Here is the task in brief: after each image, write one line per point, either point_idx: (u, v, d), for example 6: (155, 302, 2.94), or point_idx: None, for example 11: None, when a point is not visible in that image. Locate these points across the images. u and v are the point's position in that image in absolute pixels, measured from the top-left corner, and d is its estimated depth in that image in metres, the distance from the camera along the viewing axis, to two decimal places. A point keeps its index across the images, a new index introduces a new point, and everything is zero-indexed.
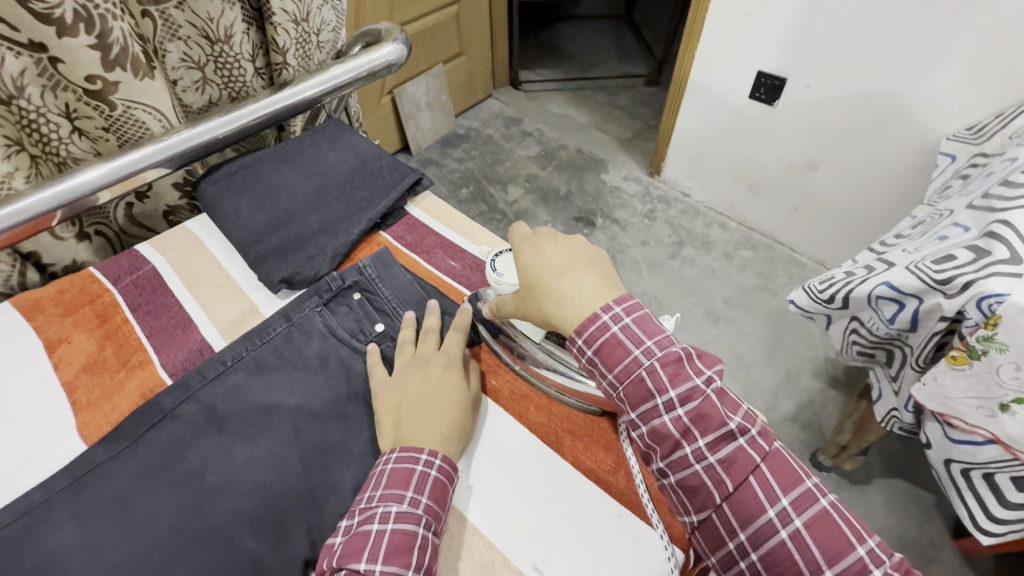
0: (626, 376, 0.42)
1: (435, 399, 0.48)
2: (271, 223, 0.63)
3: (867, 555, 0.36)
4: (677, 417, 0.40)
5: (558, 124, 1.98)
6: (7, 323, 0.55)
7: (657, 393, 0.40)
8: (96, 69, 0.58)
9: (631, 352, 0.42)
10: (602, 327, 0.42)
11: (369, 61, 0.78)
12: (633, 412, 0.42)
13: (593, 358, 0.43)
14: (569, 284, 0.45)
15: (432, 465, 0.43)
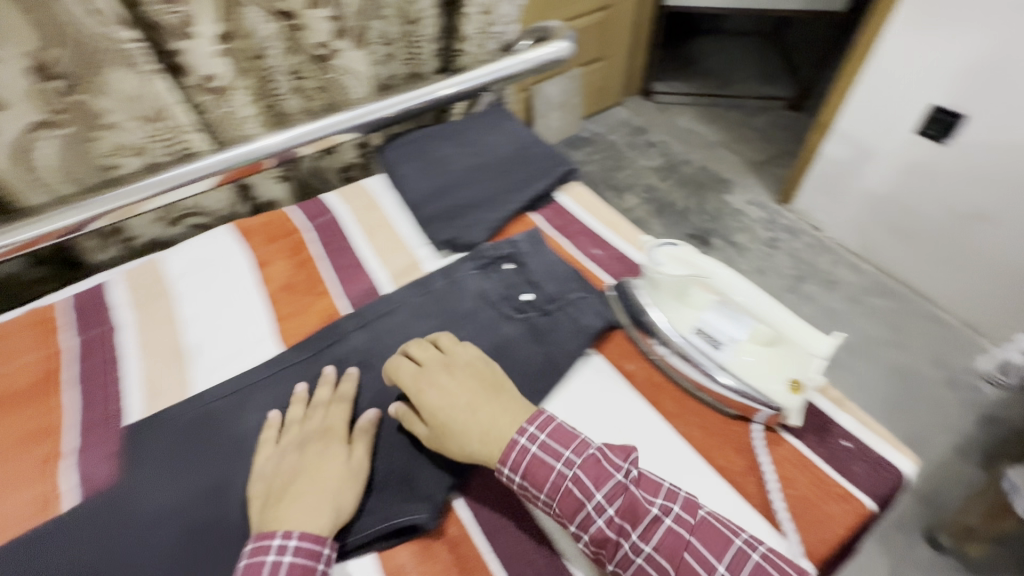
0: (556, 493, 0.41)
1: (317, 475, 0.44)
2: (439, 190, 0.69)
3: None
4: (609, 518, 0.40)
5: (685, 139, 1.94)
6: (227, 242, 0.69)
7: (586, 498, 0.41)
8: (327, 38, 0.70)
9: (553, 466, 0.42)
10: (521, 451, 0.42)
11: (542, 55, 0.85)
12: (571, 523, 0.41)
13: (522, 483, 0.42)
14: (485, 417, 0.45)
15: (286, 550, 0.40)
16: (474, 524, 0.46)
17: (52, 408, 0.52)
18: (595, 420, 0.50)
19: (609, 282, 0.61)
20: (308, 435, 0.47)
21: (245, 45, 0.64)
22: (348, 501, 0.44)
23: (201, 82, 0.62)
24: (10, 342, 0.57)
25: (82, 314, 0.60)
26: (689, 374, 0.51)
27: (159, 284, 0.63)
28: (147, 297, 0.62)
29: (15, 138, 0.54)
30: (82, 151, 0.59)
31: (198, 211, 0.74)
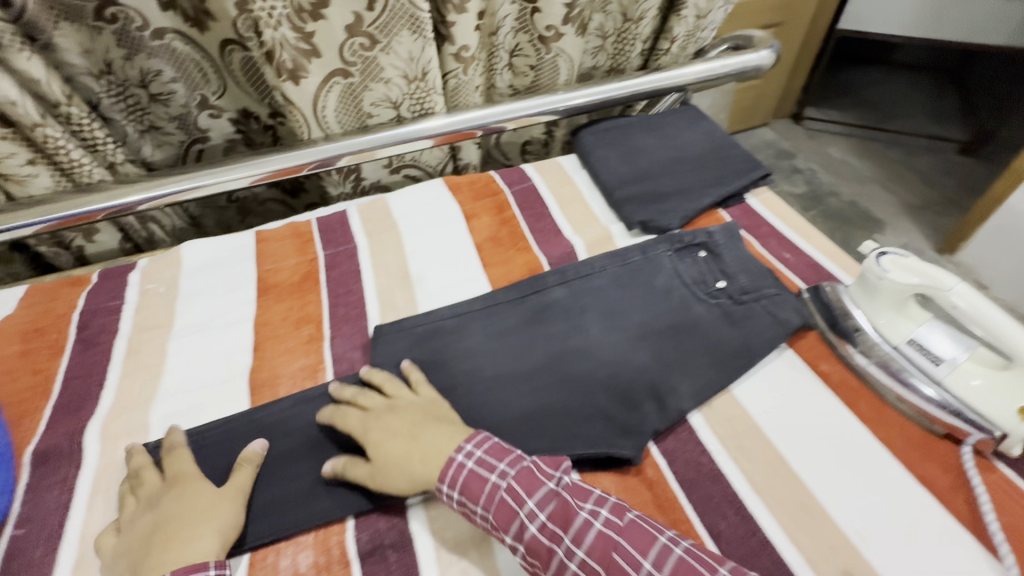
0: (491, 503, 0.42)
1: (180, 509, 0.43)
2: (634, 174, 0.74)
3: None
4: (542, 524, 0.41)
5: (834, 169, 1.79)
6: (439, 192, 0.78)
7: (519, 506, 0.41)
8: (558, 22, 0.74)
9: (487, 479, 0.43)
10: (457, 467, 0.44)
11: (743, 61, 0.89)
12: (507, 535, 0.41)
13: (461, 498, 0.43)
14: (427, 440, 0.46)
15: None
16: (672, 472, 0.48)
17: (311, 301, 0.63)
18: (789, 406, 0.52)
19: (802, 286, 0.62)
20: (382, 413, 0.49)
21: (488, 24, 0.74)
22: (234, 518, 0.44)
23: (455, 50, 0.71)
24: (278, 245, 0.71)
25: (328, 231, 0.72)
26: (892, 385, 0.51)
27: (387, 219, 0.74)
28: (377, 228, 0.73)
29: (318, 79, 0.67)
30: (355, 97, 0.71)
31: (414, 164, 0.85)
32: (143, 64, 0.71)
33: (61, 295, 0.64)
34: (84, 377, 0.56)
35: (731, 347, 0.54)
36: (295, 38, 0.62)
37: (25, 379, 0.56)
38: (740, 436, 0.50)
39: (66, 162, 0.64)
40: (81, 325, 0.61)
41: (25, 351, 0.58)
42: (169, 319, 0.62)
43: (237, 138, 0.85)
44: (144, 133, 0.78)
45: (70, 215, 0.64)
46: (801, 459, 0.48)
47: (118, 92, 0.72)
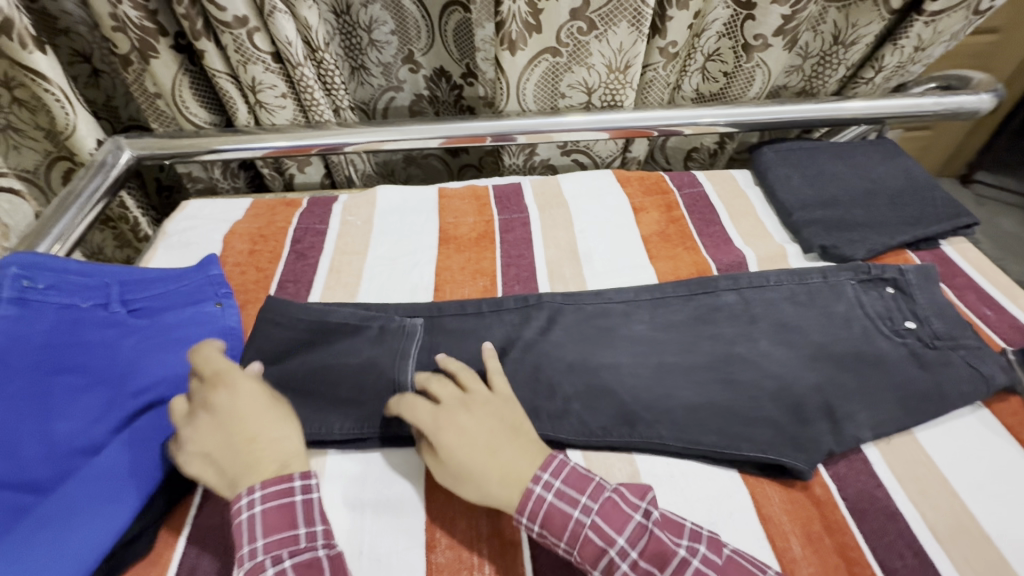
0: (575, 539, 0.40)
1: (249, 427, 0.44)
2: (820, 199, 0.72)
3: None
4: (634, 562, 0.39)
5: (1004, 242, 1.55)
6: (609, 181, 0.80)
7: (608, 544, 0.39)
8: (769, 32, 0.75)
9: (570, 514, 0.41)
10: (538, 500, 0.41)
11: (959, 102, 0.82)
12: (594, 572, 0.40)
13: (541, 532, 0.41)
14: (507, 459, 0.43)
15: (255, 504, 0.40)
16: (842, 497, 0.47)
17: (487, 258, 0.69)
18: (985, 466, 0.48)
19: (1005, 346, 0.58)
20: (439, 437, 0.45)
21: (696, 25, 0.77)
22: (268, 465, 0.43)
23: (663, 44, 0.75)
24: (458, 203, 0.76)
25: (503, 199, 0.77)
26: None
27: (558, 197, 0.78)
28: (548, 204, 0.77)
29: (529, 54, 0.74)
30: (556, 77, 0.78)
31: (585, 151, 0.90)
32: (374, 13, 0.80)
33: (279, 212, 0.74)
34: (295, 282, 0.65)
35: (921, 390, 0.51)
36: (526, 12, 0.69)
37: (251, 274, 0.66)
38: (923, 480, 0.47)
39: (308, 100, 0.74)
40: (295, 239, 0.70)
41: (252, 251, 0.68)
42: (364, 248, 0.70)
43: (424, 95, 0.93)
44: (352, 72, 0.88)
45: (295, 145, 0.73)
46: (996, 521, 0.44)
47: (343, 32, 0.83)
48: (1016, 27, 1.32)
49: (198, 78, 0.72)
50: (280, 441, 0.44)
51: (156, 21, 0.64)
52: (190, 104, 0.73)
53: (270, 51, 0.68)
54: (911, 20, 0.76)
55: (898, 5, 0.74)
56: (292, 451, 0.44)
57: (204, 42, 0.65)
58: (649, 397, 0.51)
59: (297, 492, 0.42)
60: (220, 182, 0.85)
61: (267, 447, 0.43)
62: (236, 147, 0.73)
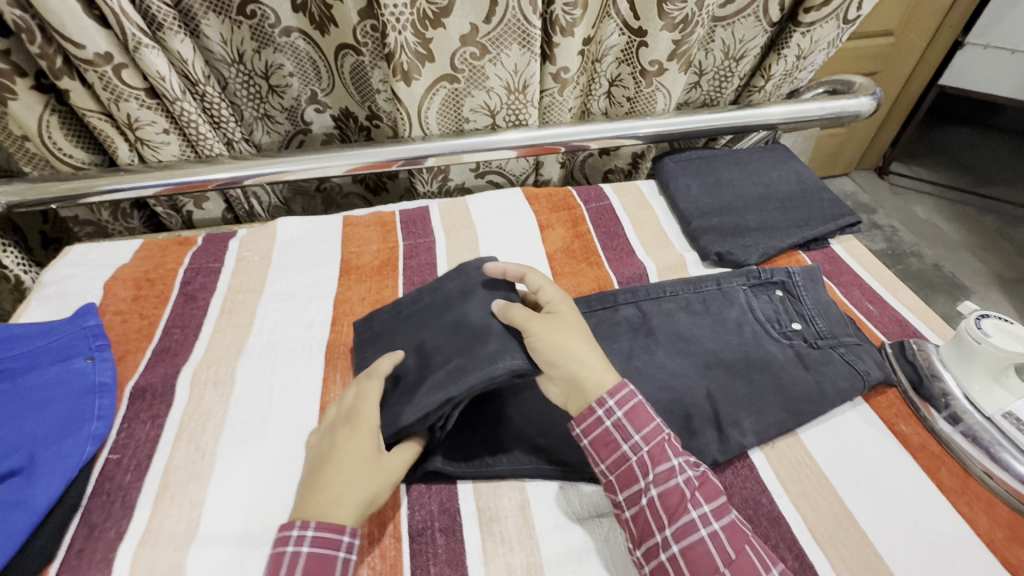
0: (650, 438, 0.43)
1: (343, 467, 0.43)
2: (716, 207, 0.74)
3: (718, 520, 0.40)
4: (688, 482, 0.42)
5: (918, 229, 1.64)
6: (517, 199, 0.80)
7: (674, 456, 0.43)
8: (663, 57, 0.76)
9: (653, 416, 0.45)
10: (631, 392, 0.45)
11: (841, 106, 0.86)
12: (647, 474, 0.42)
13: (620, 420, 0.44)
14: (331, 479, 0.43)
15: (304, 540, 0.39)
16: (729, 505, 0.47)
17: (389, 286, 0.67)
18: (863, 461, 0.50)
19: (884, 340, 0.60)
20: (337, 420, 0.47)
21: (594, 51, 0.79)
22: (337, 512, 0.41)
23: (555, 70, 0.75)
24: (363, 231, 0.75)
25: (409, 224, 0.76)
26: (978, 457, 0.49)
27: (465, 218, 0.77)
28: (454, 226, 0.76)
29: (426, 83, 0.73)
30: (457, 102, 0.77)
31: (498, 172, 0.90)
32: (269, 58, 0.76)
33: (170, 252, 0.71)
34: (182, 327, 0.62)
35: (804, 390, 0.53)
36: (415, 43, 0.68)
37: (134, 321, 0.62)
38: (805, 482, 0.48)
39: (194, 134, 0.71)
40: (185, 281, 0.67)
41: (135, 296, 0.65)
42: (260, 286, 0.67)
43: (334, 134, 0.89)
44: (257, 120, 0.83)
45: (184, 182, 0.70)
46: (870, 515, 0.46)
47: (244, 81, 0.77)
48: (908, 29, 1.41)
49: (68, 117, 0.68)
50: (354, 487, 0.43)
51: (11, 61, 0.60)
52: (63, 145, 0.69)
53: (143, 86, 0.65)
54: (789, 31, 0.79)
55: (776, 17, 0.77)
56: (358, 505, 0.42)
57: (67, 81, 0.62)
58: (544, 419, 0.51)
59: (342, 547, 0.40)
60: (111, 223, 0.81)
61: (341, 485, 0.42)
62: (119, 187, 0.69)
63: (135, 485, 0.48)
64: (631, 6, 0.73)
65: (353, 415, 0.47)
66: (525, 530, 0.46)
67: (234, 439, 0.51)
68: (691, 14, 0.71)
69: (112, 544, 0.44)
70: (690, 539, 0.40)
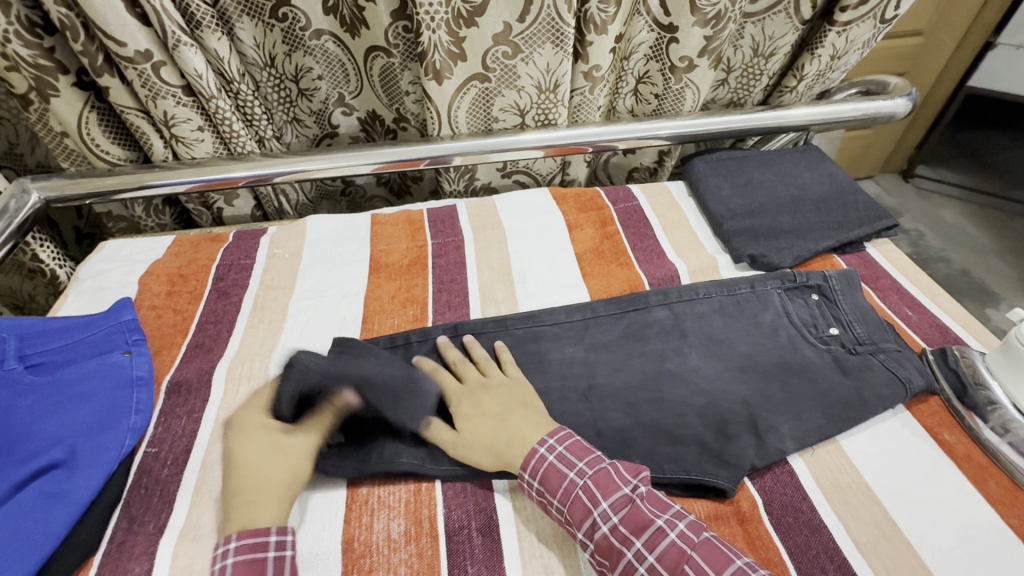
0: (565, 498, 0.43)
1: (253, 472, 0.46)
2: (748, 208, 0.73)
3: (648, 548, 0.40)
4: (613, 528, 0.41)
5: (945, 233, 1.61)
6: (545, 199, 0.80)
7: (592, 506, 0.42)
8: (693, 53, 0.76)
9: (566, 474, 0.44)
10: (539, 458, 0.45)
11: (877, 107, 0.84)
12: (577, 530, 0.42)
13: (538, 489, 0.44)
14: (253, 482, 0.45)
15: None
16: (769, 512, 0.46)
17: (419, 284, 0.68)
18: (907, 471, 0.48)
19: (925, 346, 0.59)
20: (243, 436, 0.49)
21: (623, 48, 0.79)
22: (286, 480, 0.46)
23: (587, 69, 0.75)
24: (391, 229, 0.75)
25: (437, 222, 0.76)
26: None
27: (493, 218, 0.77)
28: (482, 225, 0.76)
29: (457, 82, 0.73)
30: (487, 101, 0.77)
31: (525, 171, 0.90)
32: (299, 61, 0.76)
33: (202, 248, 0.72)
34: (216, 323, 0.62)
35: (844, 397, 0.52)
36: (448, 42, 0.67)
37: (168, 317, 0.63)
38: (846, 490, 0.47)
39: (227, 131, 0.72)
40: (217, 277, 0.68)
41: (169, 292, 0.65)
42: (291, 283, 0.67)
43: (360, 136, 0.89)
44: (287, 123, 0.83)
45: (214, 179, 0.70)
46: (916, 525, 0.45)
47: (275, 85, 0.78)
48: (938, 29, 1.38)
49: (106, 114, 0.69)
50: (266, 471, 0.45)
51: (54, 58, 0.61)
52: (100, 141, 0.70)
53: (180, 84, 0.65)
54: (824, 30, 0.78)
55: (809, 14, 0.76)
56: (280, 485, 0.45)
57: (106, 78, 0.63)
58: (578, 421, 0.51)
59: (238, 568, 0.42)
60: (143, 219, 0.82)
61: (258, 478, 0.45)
62: (155, 184, 0.70)
63: (173, 479, 0.48)
64: (662, 3, 0.72)
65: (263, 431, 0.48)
66: (562, 532, 0.45)
67: None
68: (723, 10, 0.70)
69: (153, 537, 0.45)
70: None
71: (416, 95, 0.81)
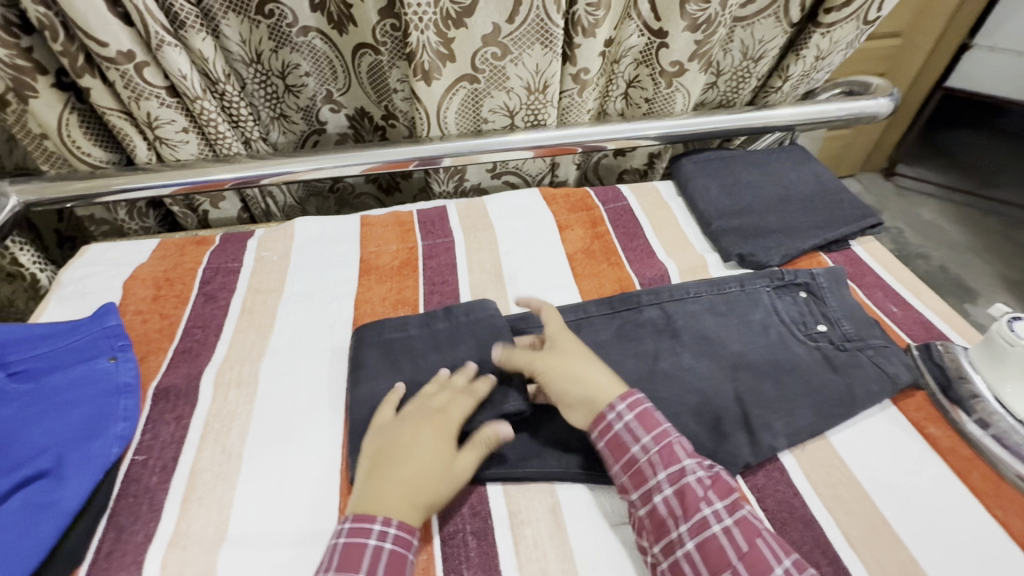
0: (662, 441, 0.45)
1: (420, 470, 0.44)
2: (736, 208, 0.73)
3: (727, 508, 0.42)
4: (699, 480, 0.43)
5: (925, 230, 1.64)
6: (535, 200, 0.80)
7: (686, 456, 0.44)
8: (683, 57, 0.76)
9: (662, 423, 0.47)
10: (643, 400, 0.47)
11: (860, 107, 0.86)
12: (660, 474, 0.44)
13: (630, 425, 0.46)
14: (416, 479, 0.44)
15: (387, 537, 0.41)
16: (761, 508, 0.47)
17: (410, 286, 0.67)
18: (895, 465, 0.49)
19: (910, 342, 0.60)
20: (423, 415, 0.48)
21: (613, 52, 0.79)
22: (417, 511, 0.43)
23: (576, 71, 0.75)
24: (381, 231, 0.74)
25: (427, 224, 0.76)
26: (1010, 460, 0.48)
27: (483, 218, 0.77)
28: (473, 226, 0.75)
29: (446, 83, 0.73)
30: (477, 102, 0.77)
31: (515, 172, 0.90)
32: (286, 58, 0.75)
33: (188, 251, 0.70)
34: (204, 327, 0.61)
35: (834, 393, 0.52)
36: (437, 43, 0.67)
37: (155, 321, 0.62)
38: (836, 485, 0.48)
39: (213, 133, 0.71)
40: (204, 281, 0.67)
41: (155, 297, 0.64)
42: (280, 286, 0.67)
43: (348, 133, 0.88)
44: (273, 120, 0.82)
45: (201, 180, 0.69)
46: (903, 518, 0.45)
47: (261, 81, 0.77)
48: (917, 31, 1.40)
49: (88, 115, 0.68)
50: (426, 477, 0.44)
51: (32, 58, 0.59)
52: (82, 143, 0.68)
53: (164, 85, 0.64)
54: (809, 32, 0.79)
55: (796, 18, 0.77)
56: (426, 500, 0.43)
57: (88, 79, 0.62)
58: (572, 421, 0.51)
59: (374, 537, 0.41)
60: (126, 222, 0.81)
61: (412, 476, 0.44)
62: (139, 185, 0.69)
63: (162, 486, 0.48)
64: (652, 7, 0.72)
65: (446, 419, 0.48)
66: (557, 534, 0.45)
67: (261, 441, 0.51)
68: (713, 15, 0.71)
69: (142, 546, 0.44)
70: (702, 531, 0.41)
71: (405, 93, 0.80)
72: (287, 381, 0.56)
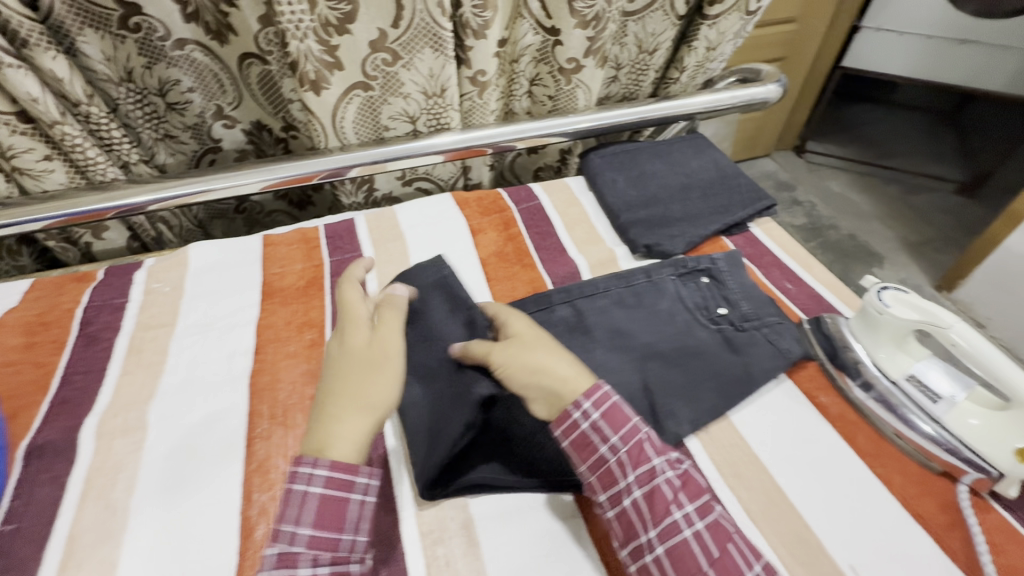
0: (629, 438, 0.43)
1: (356, 381, 0.47)
2: (641, 200, 0.75)
3: (698, 510, 0.41)
4: (670, 480, 0.42)
5: (833, 202, 1.76)
6: (447, 205, 0.78)
7: (652, 455, 0.43)
8: (579, 54, 0.77)
9: (631, 418, 0.44)
10: (605, 395, 0.45)
11: (751, 94, 0.90)
12: (631, 473, 0.42)
13: (597, 421, 0.44)
14: (354, 392, 0.46)
15: (316, 481, 0.41)
16: None
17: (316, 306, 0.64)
18: (791, 437, 0.52)
19: (803, 317, 0.63)
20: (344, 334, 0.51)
21: (510, 51, 0.79)
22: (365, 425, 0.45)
23: (472, 74, 0.74)
24: (285, 250, 0.71)
25: (335, 239, 0.73)
26: (889, 420, 0.52)
27: (393, 229, 0.75)
28: (383, 237, 0.73)
29: (338, 91, 0.70)
30: (374, 109, 0.74)
31: (427, 177, 0.88)
32: (162, 74, 0.70)
33: (67, 289, 0.64)
34: (85, 373, 0.56)
35: (734, 374, 0.55)
36: (320, 50, 0.64)
37: (28, 372, 0.56)
38: (738, 463, 0.50)
39: (81, 159, 0.65)
40: (85, 321, 0.61)
41: (28, 344, 0.58)
42: (173, 319, 0.62)
43: (248, 150, 0.84)
44: (158, 142, 0.76)
45: (75, 212, 0.64)
46: (798, 488, 0.48)
47: (137, 101, 0.71)
48: (807, 18, 1.49)
49: None
50: (371, 384, 0.47)
51: None
52: None
53: (13, 111, 0.59)
54: (697, 24, 0.82)
55: (683, 11, 0.80)
56: (371, 409, 0.46)
57: None
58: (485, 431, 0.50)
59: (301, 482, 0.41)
60: None
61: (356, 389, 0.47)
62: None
63: (35, 556, 0.43)
64: (542, 6, 0.72)
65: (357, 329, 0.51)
66: (472, 549, 0.45)
67: (152, 492, 0.47)
68: (601, 11, 0.72)
69: None
70: (672, 534, 0.40)
71: (300, 104, 0.76)
72: (181, 423, 0.52)
